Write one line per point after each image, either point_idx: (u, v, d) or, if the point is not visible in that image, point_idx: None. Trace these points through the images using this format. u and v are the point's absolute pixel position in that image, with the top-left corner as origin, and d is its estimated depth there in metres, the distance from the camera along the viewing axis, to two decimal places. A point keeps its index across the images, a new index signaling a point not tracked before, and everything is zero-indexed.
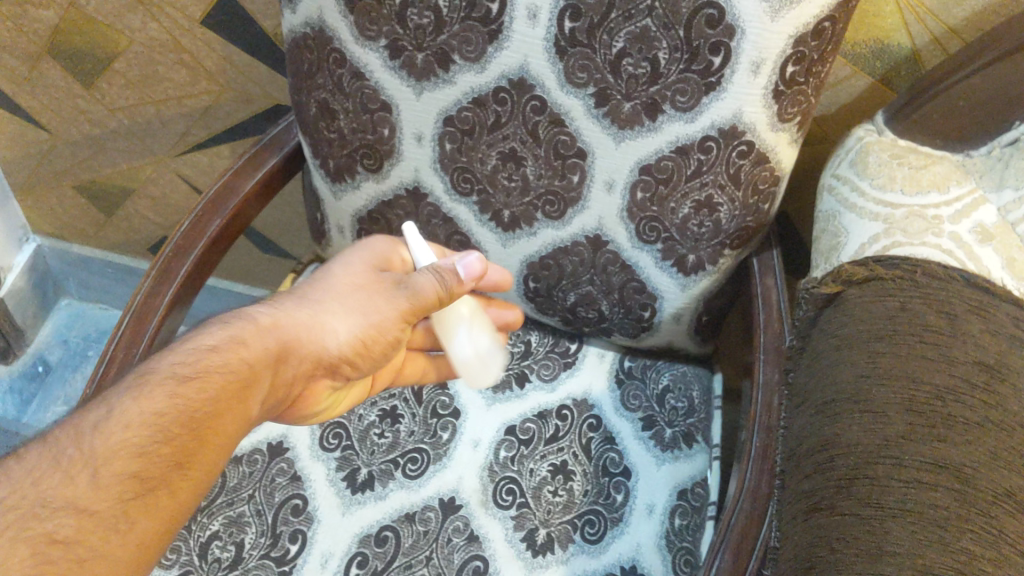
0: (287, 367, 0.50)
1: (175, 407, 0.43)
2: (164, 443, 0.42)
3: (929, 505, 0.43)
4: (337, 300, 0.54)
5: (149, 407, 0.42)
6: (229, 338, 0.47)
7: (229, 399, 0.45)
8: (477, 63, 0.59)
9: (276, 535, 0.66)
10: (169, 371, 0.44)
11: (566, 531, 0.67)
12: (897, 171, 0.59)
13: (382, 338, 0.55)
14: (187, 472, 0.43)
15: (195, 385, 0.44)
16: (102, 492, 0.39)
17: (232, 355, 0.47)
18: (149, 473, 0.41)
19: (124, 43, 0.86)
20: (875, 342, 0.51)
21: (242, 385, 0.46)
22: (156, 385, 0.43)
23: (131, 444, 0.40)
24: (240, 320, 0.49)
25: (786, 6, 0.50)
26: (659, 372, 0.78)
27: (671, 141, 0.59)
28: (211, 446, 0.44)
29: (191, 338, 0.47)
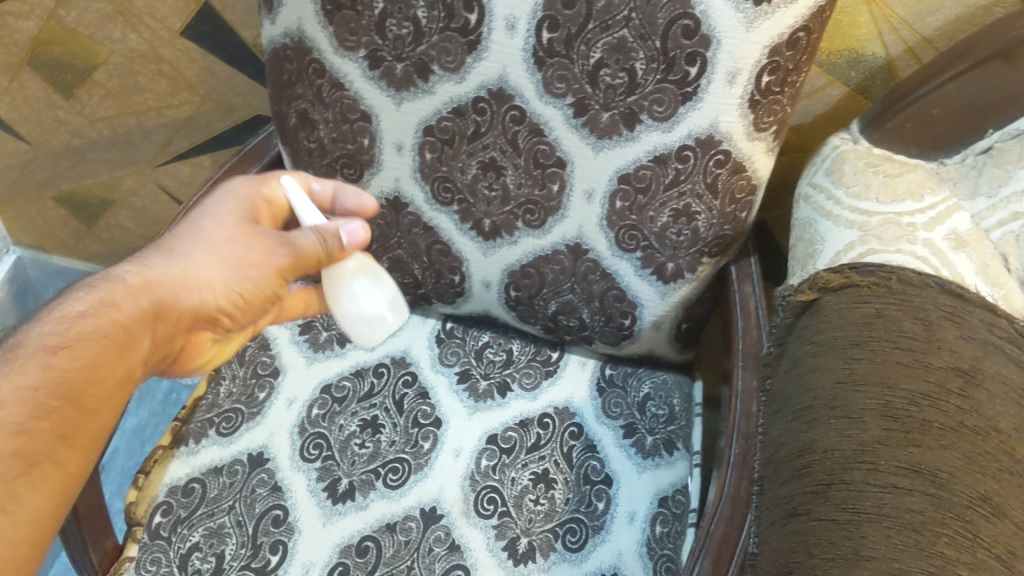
0: (163, 327, 0.50)
1: (50, 379, 0.44)
2: (38, 416, 0.42)
3: (904, 510, 0.43)
4: (209, 253, 0.52)
5: (22, 381, 0.43)
6: (100, 301, 0.47)
7: (105, 362, 0.46)
8: (457, 73, 0.59)
9: (257, 546, 0.65)
10: (40, 342, 0.45)
11: (547, 539, 0.67)
12: (872, 179, 0.60)
13: (260, 293, 0.53)
14: (68, 444, 0.44)
15: (69, 354, 0.45)
16: None
17: (106, 321, 0.47)
18: (34, 452, 0.42)
19: (103, 54, 0.86)
20: (851, 349, 0.51)
21: (115, 349, 0.46)
22: (26, 359, 0.44)
23: (8, 423, 0.41)
24: (110, 282, 0.49)
25: (761, 17, 0.50)
26: (640, 379, 0.78)
27: (649, 151, 0.59)
28: (92, 414, 0.45)
29: (60, 305, 0.47)
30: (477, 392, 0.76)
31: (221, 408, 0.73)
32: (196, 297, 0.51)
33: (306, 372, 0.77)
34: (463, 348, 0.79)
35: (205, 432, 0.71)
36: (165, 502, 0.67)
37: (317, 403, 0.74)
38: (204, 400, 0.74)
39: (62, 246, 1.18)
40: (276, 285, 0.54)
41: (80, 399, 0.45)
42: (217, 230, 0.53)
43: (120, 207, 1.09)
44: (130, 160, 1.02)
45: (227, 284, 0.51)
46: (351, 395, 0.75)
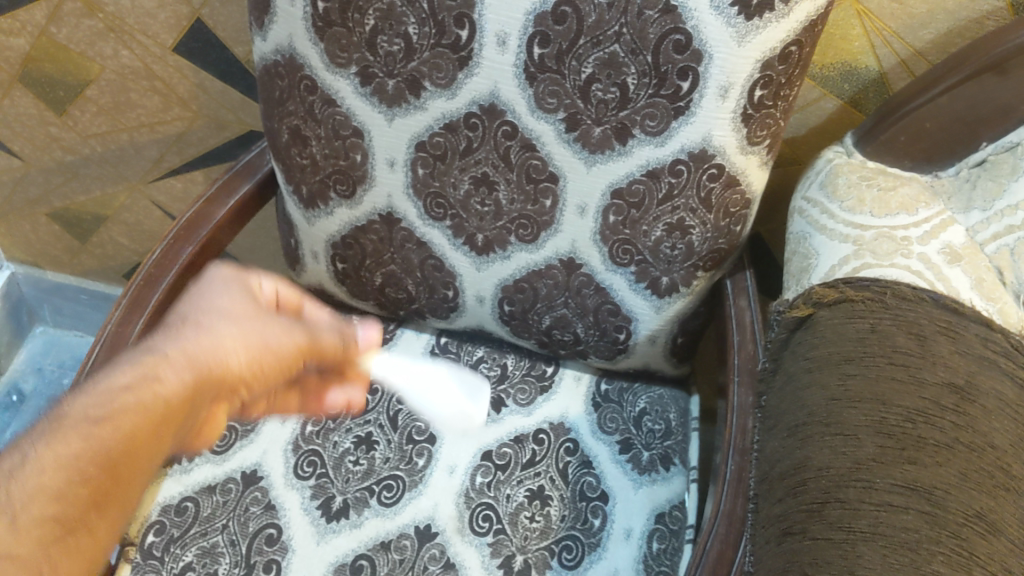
0: (202, 403, 0.44)
1: (94, 450, 0.38)
2: (77, 485, 0.37)
3: (900, 528, 0.43)
4: (235, 327, 0.47)
5: (64, 448, 0.37)
6: (144, 369, 0.41)
7: (144, 436, 0.40)
8: (448, 89, 0.59)
9: (251, 566, 0.65)
10: (82, 414, 0.39)
11: (543, 557, 0.67)
12: (866, 193, 0.60)
13: (285, 367, 0.49)
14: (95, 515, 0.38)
15: (111, 427, 0.39)
16: (21, 537, 0.34)
17: (153, 392, 0.40)
18: (69, 519, 0.36)
19: (95, 71, 0.86)
20: (845, 365, 0.51)
21: (156, 423, 0.40)
22: (68, 432, 0.38)
23: (48, 488, 0.36)
24: (152, 354, 0.43)
25: (752, 32, 0.50)
26: (635, 395, 0.78)
27: (641, 165, 0.59)
28: (128, 486, 0.39)
29: (101, 382, 0.41)
30: None
31: None
32: (234, 368, 0.45)
33: None
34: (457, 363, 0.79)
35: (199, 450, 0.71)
36: (157, 522, 0.66)
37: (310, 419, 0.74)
38: None
39: (55, 262, 1.18)
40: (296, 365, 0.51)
41: (117, 475, 0.39)
42: (234, 306, 0.48)
43: (113, 223, 1.09)
44: (122, 176, 1.01)
45: (256, 360, 0.47)
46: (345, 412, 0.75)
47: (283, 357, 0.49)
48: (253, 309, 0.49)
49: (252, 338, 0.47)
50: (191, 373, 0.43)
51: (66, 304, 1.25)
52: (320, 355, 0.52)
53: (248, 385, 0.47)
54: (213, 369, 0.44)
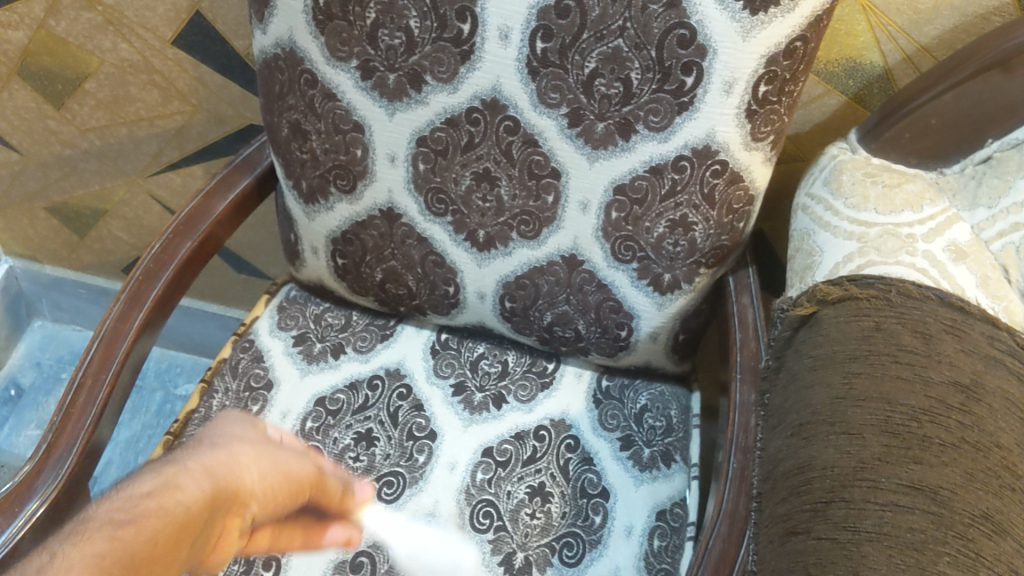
0: (218, 522, 0.40)
1: (121, 549, 0.34)
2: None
3: (905, 528, 0.42)
4: (247, 448, 0.44)
5: (92, 547, 0.33)
6: (164, 478, 0.38)
7: (178, 537, 0.36)
8: (450, 83, 0.59)
9: (250, 563, 0.65)
10: (109, 515, 0.35)
11: (544, 554, 0.67)
12: (870, 189, 0.59)
13: (285, 498, 0.45)
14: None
15: (140, 526, 0.35)
16: None
17: (173, 497, 0.37)
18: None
19: (94, 64, 0.86)
20: (850, 363, 0.50)
21: (187, 529, 0.36)
22: (92, 534, 0.34)
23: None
24: (166, 466, 0.40)
25: (757, 26, 0.50)
26: (636, 392, 0.78)
27: (645, 161, 0.59)
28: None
29: (125, 491, 0.38)
30: (472, 404, 0.75)
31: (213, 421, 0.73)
32: (247, 484, 0.42)
33: (301, 384, 0.76)
34: (458, 359, 0.79)
35: None
36: None
37: (311, 416, 0.74)
38: (197, 413, 0.73)
39: (53, 257, 1.17)
40: (299, 502, 0.47)
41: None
42: (234, 440, 0.45)
43: (112, 217, 1.09)
44: (121, 171, 1.00)
45: (264, 480, 0.43)
46: (345, 408, 0.74)
47: (298, 486, 0.46)
48: (264, 443, 0.46)
49: (263, 462, 0.44)
50: (213, 484, 0.40)
51: (65, 300, 1.25)
52: (326, 495, 0.51)
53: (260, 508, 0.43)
54: (225, 481, 0.41)
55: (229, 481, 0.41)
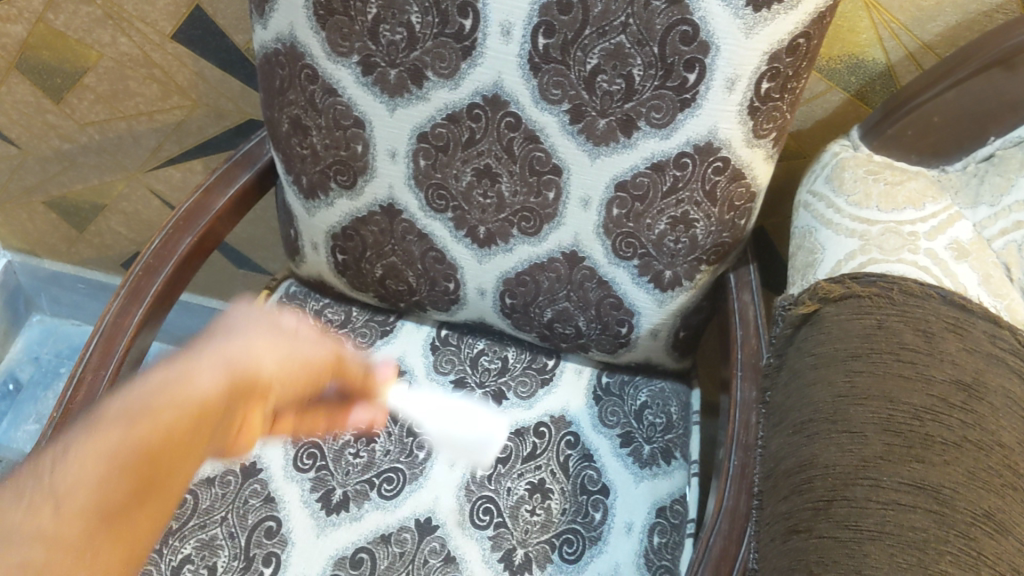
0: (235, 411, 0.41)
1: (125, 450, 0.34)
2: (105, 487, 0.33)
3: (907, 527, 0.42)
4: (263, 332, 0.43)
5: (104, 441, 0.34)
6: (182, 366, 0.39)
7: (178, 440, 0.36)
8: (451, 79, 0.58)
9: (249, 559, 0.65)
10: (121, 409, 0.36)
11: (544, 551, 0.67)
12: (872, 187, 0.59)
13: (306, 381, 0.45)
14: (153, 504, 0.35)
15: (152, 423, 0.36)
16: (71, 519, 0.32)
17: (188, 390, 0.38)
18: (107, 513, 0.33)
19: (93, 58, 0.85)
20: (852, 361, 0.50)
21: (194, 422, 0.37)
22: (104, 429, 0.35)
23: (90, 480, 0.33)
24: (185, 352, 0.40)
25: (760, 23, 0.50)
26: (636, 388, 0.78)
27: (646, 158, 0.59)
28: (165, 487, 0.36)
29: (138, 379, 0.38)
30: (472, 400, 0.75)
31: None
32: (264, 375, 0.42)
33: None
34: (458, 355, 0.79)
35: None
36: None
37: None
38: None
39: (52, 251, 1.17)
40: (316, 386, 0.47)
41: (147, 482, 0.35)
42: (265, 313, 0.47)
43: (112, 212, 1.08)
44: (120, 165, 1.00)
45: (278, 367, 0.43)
46: None
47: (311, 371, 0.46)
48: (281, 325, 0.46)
49: (285, 348, 0.44)
50: (230, 379, 0.40)
51: (64, 294, 1.25)
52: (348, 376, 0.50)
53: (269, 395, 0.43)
54: (245, 372, 0.41)
55: (240, 372, 0.41)
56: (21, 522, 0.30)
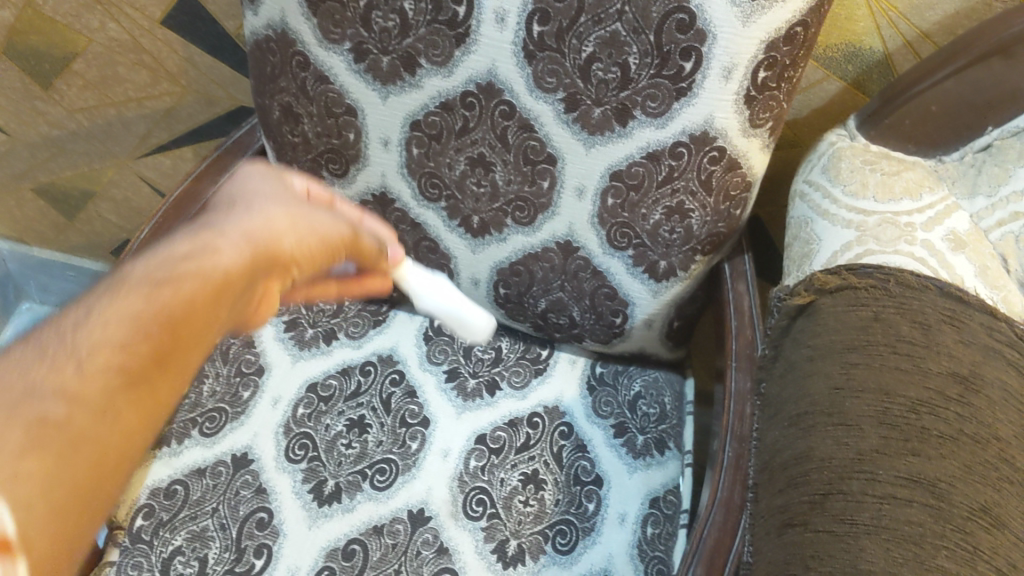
0: (257, 287, 0.40)
1: (149, 312, 0.33)
2: (132, 347, 0.32)
3: (904, 522, 0.42)
4: (277, 214, 0.42)
5: (126, 306, 0.33)
6: (203, 242, 0.38)
7: (204, 305, 0.35)
8: (444, 67, 0.58)
9: (241, 550, 0.64)
10: (144, 276, 0.35)
11: (537, 542, 0.66)
12: (869, 177, 0.59)
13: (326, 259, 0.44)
14: (175, 369, 0.34)
15: (176, 287, 0.34)
16: (92, 378, 0.30)
17: (213, 261, 0.36)
18: (133, 371, 0.32)
19: (82, 43, 0.84)
20: (848, 353, 0.50)
21: (221, 292, 0.36)
22: (126, 292, 0.34)
23: (113, 338, 0.32)
24: (205, 230, 0.39)
25: (758, 11, 0.49)
26: (630, 378, 0.77)
27: (642, 147, 0.58)
28: (188, 356, 0.35)
29: (160, 251, 0.37)
30: (465, 391, 0.75)
31: (204, 407, 0.72)
32: (283, 251, 0.41)
33: (292, 369, 0.75)
34: (451, 345, 0.78)
35: (188, 432, 0.70)
36: (146, 505, 0.66)
37: (302, 402, 0.73)
38: (187, 399, 0.73)
39: (41, 238, 1.16)
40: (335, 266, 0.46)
41: (171, 346, 0.33)
42: (282, 195, 0.46)
43: (101, 199, 1.07)
44: (109, 152, 0.99)
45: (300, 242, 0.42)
46: (338, 394, 0.74)
47: (327, 244, 0.44)
48: (295, 202, 0.45)
49: (304, 228, 0.43)
50: (249, 252, 0.39)
51: (53, 281, 1.24)
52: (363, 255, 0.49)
53: (288, 272, 0.42)
54: (264, 247, 0.40)
55: (257, 245, 0.39)
56: (44, 380, 0.29)
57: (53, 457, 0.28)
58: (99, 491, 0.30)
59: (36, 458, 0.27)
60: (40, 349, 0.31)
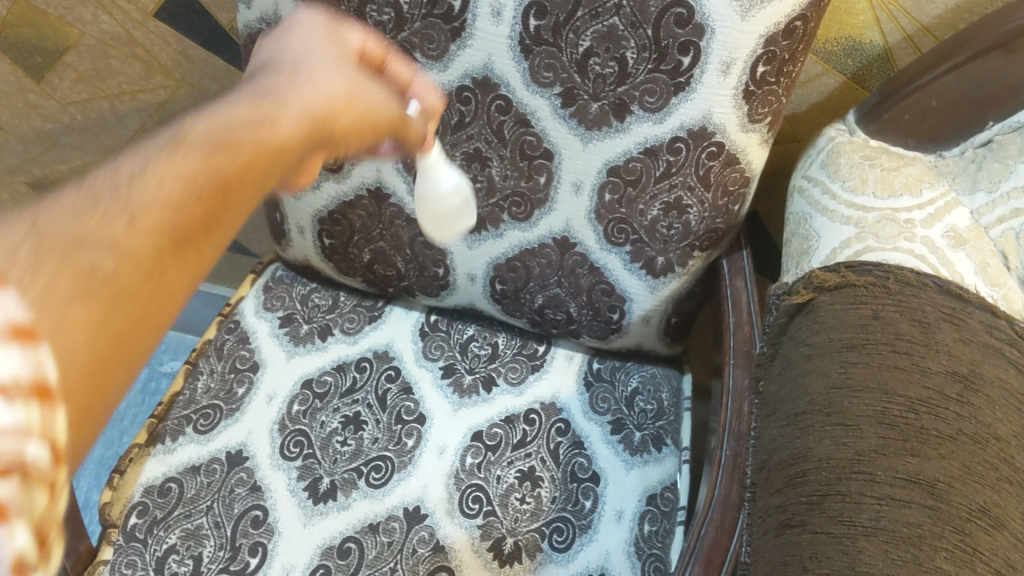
0: (306, 155, 0.43)
1: (202, 176, 0.35)
2: (184, 207, 0.33)
3: (902, 522, 0.42)
4: (330, 84, 0.45)
5: (184, 165, 0.35)
6: (261, 111, 0.40)
7: (257, 169, 0.37)
8: (440, 61, 0.57)
9: (235, 548, 0.64)
10: (203, 136, 0.37)
11: (533, 540, 0.66)
12: (869, 173, 0.58)
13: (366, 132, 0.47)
14: (218, 233, 0.35)
15: (232, 155, 0.36)
16: (141, 233, 0.32)
17: (270, 133, 0.39)
18: (180, 233, 0.33)
19: (74, 37, 0.83)
20: (847, 352, 0.49)
21: (276, 160, 0.39)
22: (184, 151, 0.35)
23: (164, 197, 0.33)
24: (266, 98, 0.41)
25: (757, 5, 0.48)
26: (628, 374, 0.77)
27: (639, 143, 0.57)
28: (233, 218, 0.36)
29: (222, 109, 0.39)
30: (462, 387, 0.74)
31: (198, 404, 0.72)
32: (332, 125, 0.44)
33: (287, 366, 0.75)
34: (448, 342, 0.78)
35: (182, 430, 0.70)
36: (140, 503, 0.65)
37: (298, 399, 0.73)
38: (181, 395, 0.73)
39: None
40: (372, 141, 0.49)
41: (218, 210, 0.35)
42: (334, 56, 0.47)
43: None
44: (103, 145, 0.98)
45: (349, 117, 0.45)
46: (333, 391, 0.73)
47: (367, 122, 0.47)
48: (354, 73, 0.47)
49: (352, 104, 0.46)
50: (304, 129, 0.41)
51: None
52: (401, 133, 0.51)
53: (332, 143, 0.45)
54: (318, 123, 0.43)
55: (311, 120, 0.42)
56: (98, 229, 0.31)
57: (101, 305, 0.29)
58: (143, 337, 0.31)
59: (83, 306, 0.29)
60: (96, 196, 0.32)
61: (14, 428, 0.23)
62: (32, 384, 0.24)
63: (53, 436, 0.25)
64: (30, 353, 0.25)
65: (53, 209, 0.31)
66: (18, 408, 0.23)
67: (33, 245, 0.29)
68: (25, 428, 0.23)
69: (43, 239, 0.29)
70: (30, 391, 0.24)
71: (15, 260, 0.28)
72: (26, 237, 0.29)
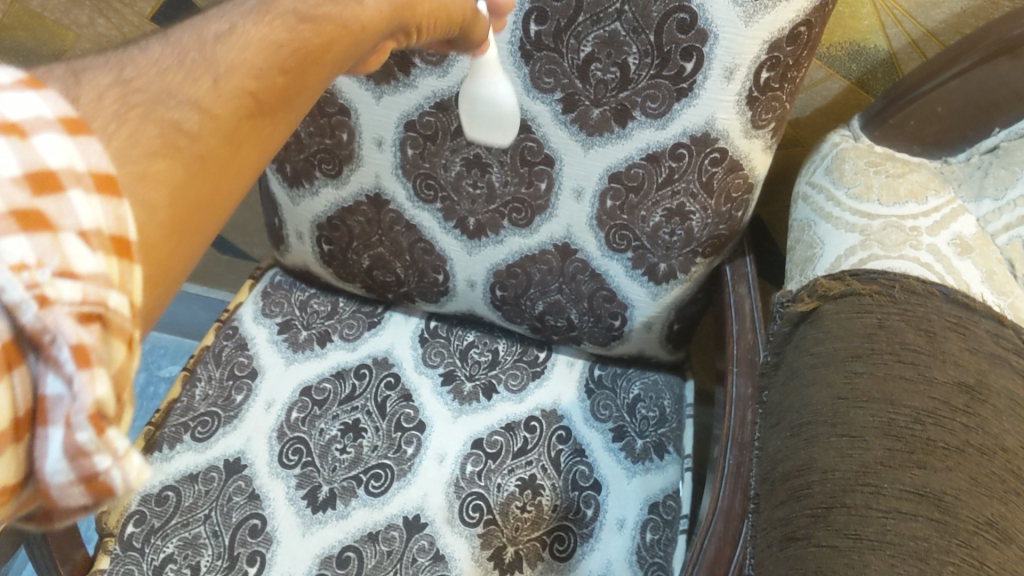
0: (384, 38, 0.39)
1: (288, 45, 0.31)
2: (267, 76, 0.30)
3: (908, 537, 0.41)
4: None
5: (270, 32, 0.31)
6: None
7: (335, 45, 0.34)
8: (439, 66, 0.56)
9: (233, 557, 0.63)
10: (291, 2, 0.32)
11: (534, 549, 0.65)
12: (873, 179, 0.58)
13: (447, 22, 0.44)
14: (291, 110, 0.32)
15: (316, 28, 0.33)
16: (222, 96, 0.29)
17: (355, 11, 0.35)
18: (260, 102, 0.30)
19: (70, 40, 0.83)
20: (851, 362, 0.49)
21: (355, 38, 0.35)
22: (271, 16, 0.32)
23: (250, 63, 0.30)
24: None
25: (761, 11, 0.48)
26: (629, 381, 0.77)
27: (641, 149, 0.57)
28: (305, 93, 0.33)
29: None
30: (462, 394, 0.74)
31: (196, 411, 0.71)
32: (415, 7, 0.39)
33: (286, 372, 0.74)
34: (448, 348, 0.77)
35: (180, 437, 0.69)
36: (137, 511, 0.64)
37: (297, 406, 0.72)
38: (179, 402, 0.72)
39: None
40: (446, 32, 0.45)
41: (293, 82, 0.32)
42: None
43: None
44: None
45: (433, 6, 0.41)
46: (332, 398, 0.73)
47: (452, 13, 0.43)
48: None
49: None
50: (388, 8, 0.37)
51: None
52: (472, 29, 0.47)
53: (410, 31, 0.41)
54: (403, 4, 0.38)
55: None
56: (180, 87, 0.28)
57: (181, 167, 0.27)
58: (217, 204, 0.29)
59: (165, 162, 0.26)
60: (180, 51, 0.29)
61: (95, 273, 0.20)
62: (112, 239, 0.21)
63: (130, 296, 0.21)
64: (110, 205, 0.21)
65: (137, 61, 0.28)
66: (98, 257, 0.20)
67: (116, 96, 0.26)
68: (107, 277, 0.20)
69: (128, 91, 0.27)
70: (109, 245, 0.21)
71: (95, 108, 0.25)
72: (111, 86, 0.27)
